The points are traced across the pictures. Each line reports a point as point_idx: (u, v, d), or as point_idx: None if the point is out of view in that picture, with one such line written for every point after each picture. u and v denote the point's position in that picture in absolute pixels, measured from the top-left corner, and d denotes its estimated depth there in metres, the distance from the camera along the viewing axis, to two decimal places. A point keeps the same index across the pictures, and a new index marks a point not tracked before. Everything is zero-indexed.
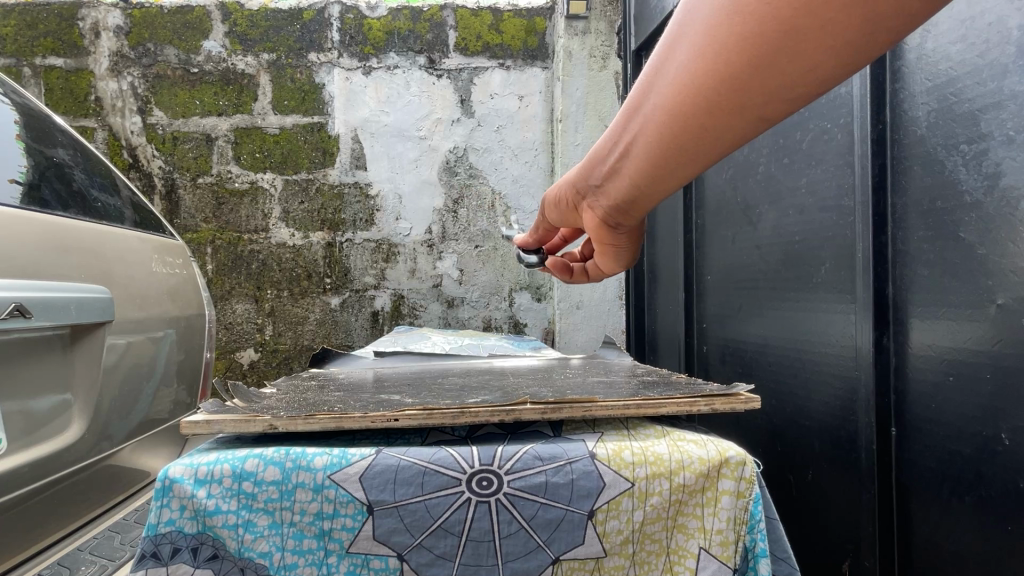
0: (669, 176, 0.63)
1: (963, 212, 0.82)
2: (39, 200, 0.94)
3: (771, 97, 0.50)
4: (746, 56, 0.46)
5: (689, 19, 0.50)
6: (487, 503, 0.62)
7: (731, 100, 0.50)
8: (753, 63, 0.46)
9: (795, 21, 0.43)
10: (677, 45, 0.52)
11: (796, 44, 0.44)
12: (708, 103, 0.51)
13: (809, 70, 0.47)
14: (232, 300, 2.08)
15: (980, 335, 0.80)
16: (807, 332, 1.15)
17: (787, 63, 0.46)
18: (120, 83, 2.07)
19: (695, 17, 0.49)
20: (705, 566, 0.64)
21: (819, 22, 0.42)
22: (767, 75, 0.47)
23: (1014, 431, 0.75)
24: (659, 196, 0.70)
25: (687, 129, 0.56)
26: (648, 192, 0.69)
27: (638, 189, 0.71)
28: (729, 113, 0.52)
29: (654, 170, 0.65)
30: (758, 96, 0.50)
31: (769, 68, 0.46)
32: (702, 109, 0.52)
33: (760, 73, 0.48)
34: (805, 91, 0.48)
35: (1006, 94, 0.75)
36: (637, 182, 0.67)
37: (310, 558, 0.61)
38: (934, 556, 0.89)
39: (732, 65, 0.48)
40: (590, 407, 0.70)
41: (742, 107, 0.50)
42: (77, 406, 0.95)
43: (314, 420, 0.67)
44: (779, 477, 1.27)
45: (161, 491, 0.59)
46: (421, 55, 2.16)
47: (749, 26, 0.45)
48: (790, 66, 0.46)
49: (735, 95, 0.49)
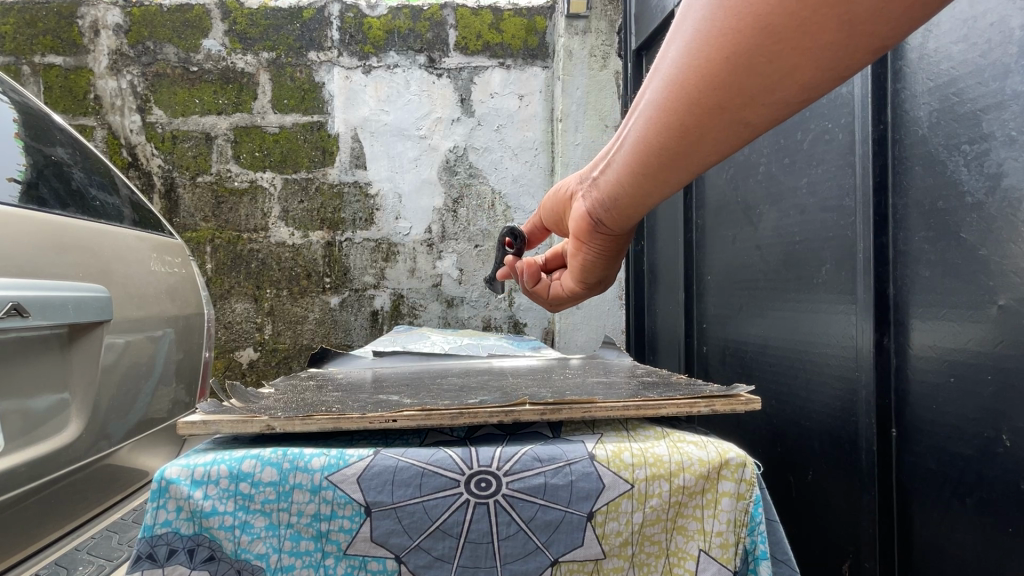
0: (653, 177, 0.65)
1: (965, 213, 0.82)
2: (37, 199, 0.94)
3: (756, 103, 0.49)
4: (725, 55, 0.47)
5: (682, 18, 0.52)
6: (486, 505, 0.61)
7: (709, 100, 0.51)
8: (731, 62, 0.47)
9: (773, 23, 0.43)
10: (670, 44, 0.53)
11: (774, 46, 0.44)
12: (688, 102, 0.52)
13: (791, 76, 0.46)
14: (231, 299, 2.07)
15: (981, 336, 0.80)
16: (807, 333, 1.15)
17: (767, 66, 0.46)
18: (119, 81, 2.07)
19: (686, 16, 0.50)
20: (705, 568, 0.64)
21: (797, 24, 0.42)
22: (745, 76, 0.47)
23: (1016, 433, 0.75)
24: (649, 197, 0.71)
25: (673, 132, 0.57)
26: (637, 192, 0.70)
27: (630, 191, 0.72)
28: (713, 116, 0.52)
29: (643, 173, 0.66)
30: (741, 100, 0.50)
31: (747, 69, 0.47)
32: (682, 109, 0.53)
33: (740, 75, 0.48)
34: (786, 94, 0.48)
35: (1008, 94, 0.75)
36: (627, 177, 0.69)
37: (307, 559, 0.61)
38: (935, 557, 0.89)
39: (712, 65, 0.48)
40: (590, 408, 0.70)
41: (721, 109, 0.51)
42: (75, 405, 0.94)
43: (312, 420, 0.66)
44: (778, 478, 1.27)
45: (157, 492, 0.59)
46: (421, 54, 2.15)
47: (731, 25, 0.46)
48: (770, 69, 0.46)
49: (712, 96, 0.50)
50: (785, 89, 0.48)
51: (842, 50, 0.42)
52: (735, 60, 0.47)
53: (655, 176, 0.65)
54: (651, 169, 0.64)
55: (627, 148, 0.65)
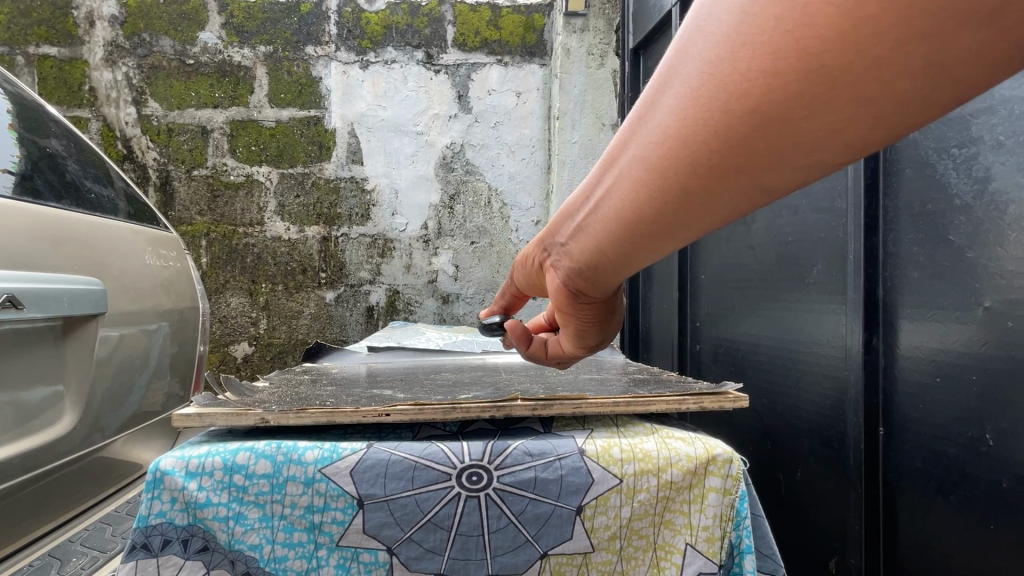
0: (636, 254, 0.48)
1: (953, 216, 0.83)
2: (32, 190, 0.94)
3: (795, 170, 0.34)
4: (753, 105, 0.31)
5: (690, 42, 0.35)
6: (477, 498, 0.62)
7: (726, 162, 0.35)
8: (763, 114, 0.31)
9: (828, 66, 0.28)
10: (673, 80, 0.37)
11: (830, 92, 0.29)
12: (693, 162, 0.36)
13: (853, 139, 0.30)
14: (226, 293, 2.07)
15: (967, 337, 0.81)
16: (798, 333, 1.16)
17: (819, 120, 0.30)
18: (114, 73, 2.05)
19: (690, 45, 0.35)
20: (691, 561, 0.65)
21: (865, 62, 0.27)
22: (781, 132, 0.32)
23: (999, 432, 0.77)
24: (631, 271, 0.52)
25: (669, 200, 0.40)
26: (616, 268, 0.52)
27: (602, 268, 0.53)
28: (726, 185, 0.37)
29: (622, 247, 0.48)
30: (772, 165, 0.34)
31: (785, 123, 0.31)
32: (686, 171, 0.37)
33: (774, 132, 0.32)
34: (839, 157, 0.32)
35: (997, 98, 0.76)
36: (603, 252, 0.50)
37: (300, 551, 0.62)
38: (919, 554, 0.90)
39: (733, 117, 0.33)
40: (581, 404, 0.71)
41: (740, 173, 0.35)
42: (70, 397, 0.95)
43: (306, 414, 0.67)
44: (768, 476, 1.28)
45: (152, 484, 0.59)
46: (419, 50, 2.15)
47: (757, 64, 0.31)
48: (824, 125, 0.30)
49: (731, 155, 0.34)
50: (836, 151, 0.31)
51: (930, 103, 0.27)
52: (766, 110, 0.31)
53: (647, 246, 0.47)
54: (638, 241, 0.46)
55: (599, 220, 0.48)
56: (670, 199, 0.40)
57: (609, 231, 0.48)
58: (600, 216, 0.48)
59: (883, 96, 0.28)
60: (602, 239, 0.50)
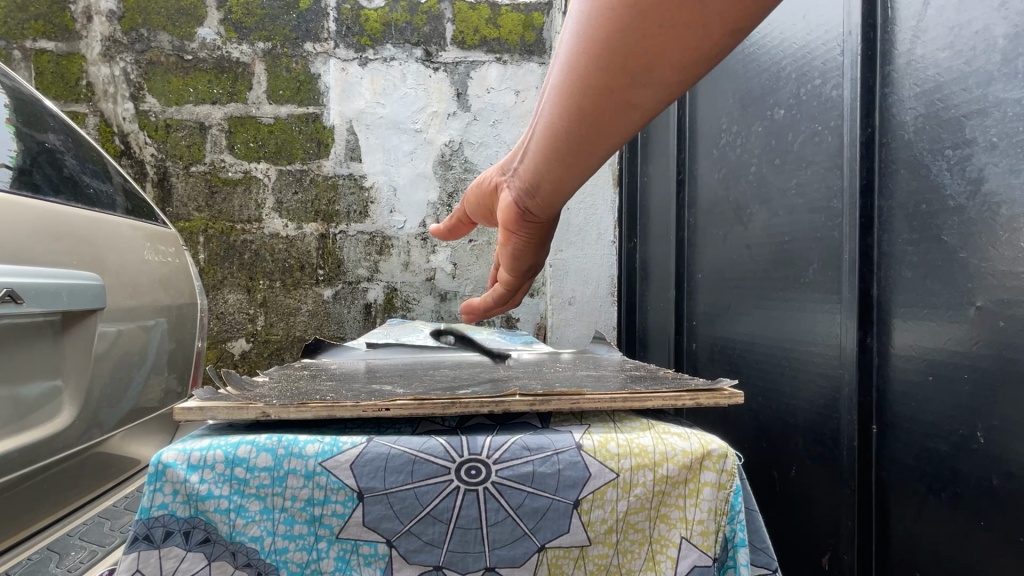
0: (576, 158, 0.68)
1: (947, 216, 0.84)
2: (30, 185, 0.94)
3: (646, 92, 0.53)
4: (606, 55, 0.50)
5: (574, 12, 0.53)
6: (475, 492, 0.63)
7: (604, 90, 0.54)
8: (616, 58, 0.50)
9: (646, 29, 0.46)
10: (566, 34, 0.56)
11: (643, 42, 0.47)
12: (587, 95, 0.56)
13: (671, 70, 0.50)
14: (223, 289, 2.07)
15: (960, 336, 0.82)
16: (793, 331, 1.17)
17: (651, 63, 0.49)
18: (112, 68, 2.05)
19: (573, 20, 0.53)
20: (686, 555, 0.66)
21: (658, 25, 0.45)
22: (626, 70, 0.51)
23: (989, 430, 0.78)
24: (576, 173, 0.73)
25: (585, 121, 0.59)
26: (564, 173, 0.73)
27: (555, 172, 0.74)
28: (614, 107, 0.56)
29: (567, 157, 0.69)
30: (631, 91, 0.53)
31: (629, 61, 0.49)
32: (583, 101, 0.57)
33: (627, 71, 0.51)
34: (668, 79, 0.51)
35: (991, 101, 0.77)
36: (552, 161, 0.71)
37: (300, 543, 0.62)
38: (910, 550, 0.92)
39: (603, 65, 0.51)
40: (578, 399, 0.71)
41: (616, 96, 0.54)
42: (68, 392, 0.95)
43: (306, 408, 0.68)
44: (763, 472, 1.29)
45: (154, 476, 0.60)
46: (418, 48, 2.15)
47: (608, 25, 0.48)
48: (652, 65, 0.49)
49: (602, 86, 0.54)
50: (660, 77, 0.51)
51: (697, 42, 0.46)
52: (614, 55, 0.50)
53: (571, 158, 0.69)
54: (567, 159, 0.69)
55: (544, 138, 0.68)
56: (582, 118, 0.59)
57: (551, 146, 0.68)
58: (539, 137, 0.70)
59: (665, 62, 0.48)
60: (548, 163, 0.73)
